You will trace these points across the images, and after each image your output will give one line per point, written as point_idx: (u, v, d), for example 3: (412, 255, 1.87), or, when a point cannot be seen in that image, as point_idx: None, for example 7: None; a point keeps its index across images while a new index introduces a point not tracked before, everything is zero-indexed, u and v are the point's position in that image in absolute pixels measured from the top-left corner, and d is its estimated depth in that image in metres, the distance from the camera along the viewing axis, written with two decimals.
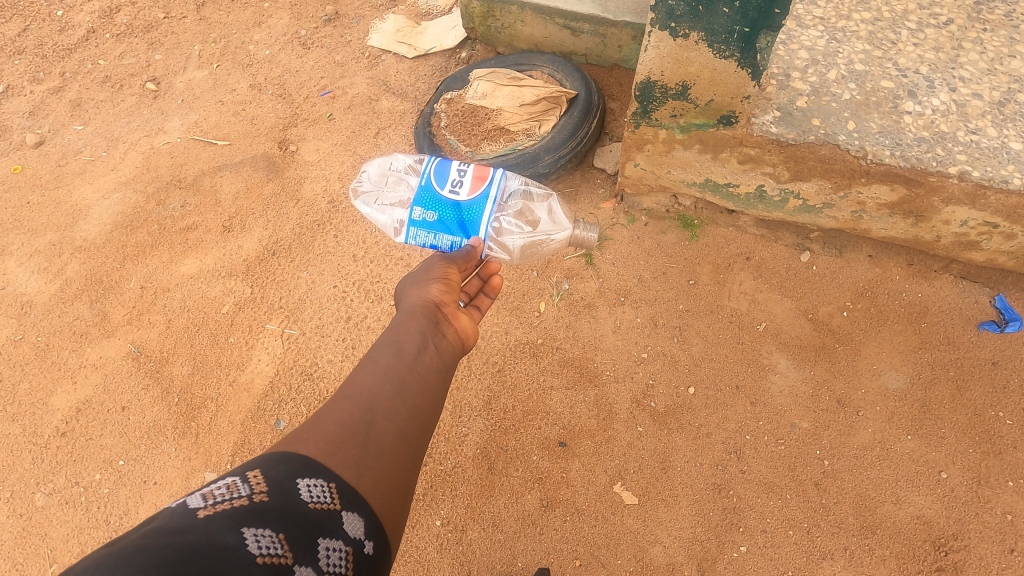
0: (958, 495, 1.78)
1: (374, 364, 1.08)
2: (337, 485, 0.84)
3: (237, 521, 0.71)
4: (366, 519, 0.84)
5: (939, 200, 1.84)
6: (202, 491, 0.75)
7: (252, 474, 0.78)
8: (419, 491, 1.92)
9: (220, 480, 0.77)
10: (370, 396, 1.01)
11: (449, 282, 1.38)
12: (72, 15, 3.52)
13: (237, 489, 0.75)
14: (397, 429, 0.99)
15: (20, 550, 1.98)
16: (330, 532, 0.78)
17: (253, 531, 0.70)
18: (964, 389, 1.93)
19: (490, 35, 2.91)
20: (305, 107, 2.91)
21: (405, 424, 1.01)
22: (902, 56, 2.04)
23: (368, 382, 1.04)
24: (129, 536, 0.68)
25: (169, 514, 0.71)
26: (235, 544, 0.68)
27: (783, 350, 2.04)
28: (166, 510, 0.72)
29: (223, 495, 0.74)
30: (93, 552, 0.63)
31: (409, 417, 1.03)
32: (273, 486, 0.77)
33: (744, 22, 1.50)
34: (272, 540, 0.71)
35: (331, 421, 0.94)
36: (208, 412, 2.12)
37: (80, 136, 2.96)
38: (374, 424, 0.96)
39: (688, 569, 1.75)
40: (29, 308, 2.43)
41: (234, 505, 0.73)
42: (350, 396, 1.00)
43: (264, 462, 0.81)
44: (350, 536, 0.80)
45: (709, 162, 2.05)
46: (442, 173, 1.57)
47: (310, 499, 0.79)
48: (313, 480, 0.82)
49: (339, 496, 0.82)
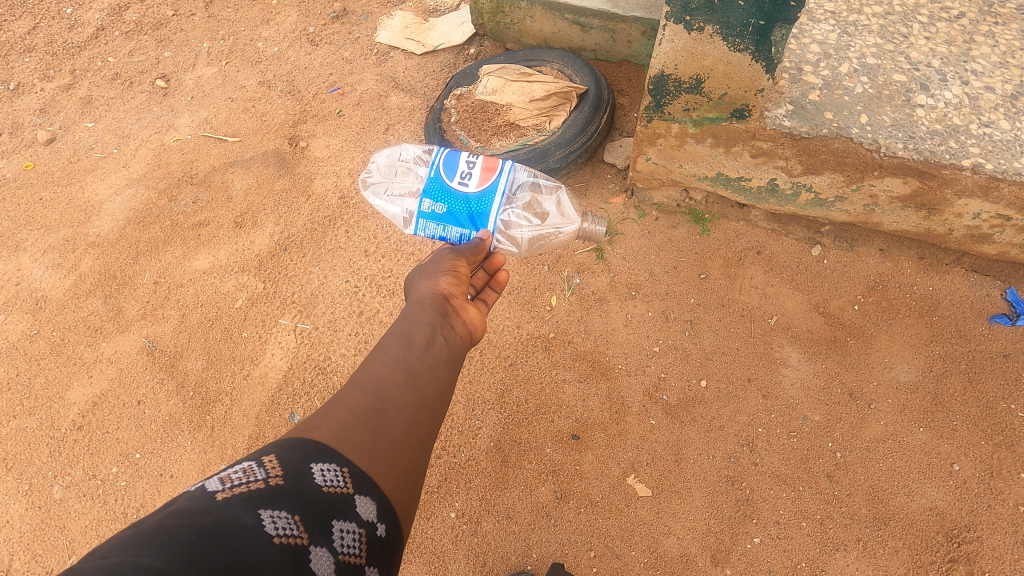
0: (970, 486, 1.79)
1: (384, 354, 1.07)
2: (350, 469, 0.84)
3: (254, 503, 0.72)
4: (378, 503, 0.85)
5: (951, 193, 1.84)
6: (221, 475, 0.76)
7: (267, 458, 0.79)
8: (432, 483, 1.93)
9: (237, 464, 0.79)
10: (382, 384, 1.01)
11: (459, 275, 1.37)
12: (81, 13, 3.53)
13: (254, 473, 0.76)
14: (407, 417, 0.99)
15: (39, 543, 1.99)
16: (343, 515, 0.79)
17: (270, 513, 0.72)
18: (975, 382, 1.93)
19: (499, 31, 2.92)
20: (315, 104, 2.92)
21: (416, 413, 1.01)
22: (914, 49, 2.05)
23: (379, 371, 1.03)
24: (152, 516, 0.69)
25: (188, 497, 0.72)
26: (253, 525, 0.69)
27: (795, 344, 2.05)
28: (186, 493, 0.73)
29: (240, 479, 0.75)
30: (118, 533, 0.65)
31: (419, 405, 1.02)
32: (288, 470, 0.78)
33: (759, 15, 1.51)
34: (288, 521, 0.72)
35: (343, 409, 0.93)
36: (222, 406, 2.14)
37: (91, 133, 2.98)
38: (385, 412, 0.96)
39: (702, 561, 1.76)
40: (43, 303, 2.44)
41: (251, 487, 0.74)
42: (361, 384, 0.99)
43: (279, 447, 0.82)
44: (363, 519, 0.81)
45: (721, 156, 2.05)
46: (451, 164, 1.58)
47: (323, 483, 0.79)
48: (327, 464, 0.82)
49: (352, 480, 0.83)
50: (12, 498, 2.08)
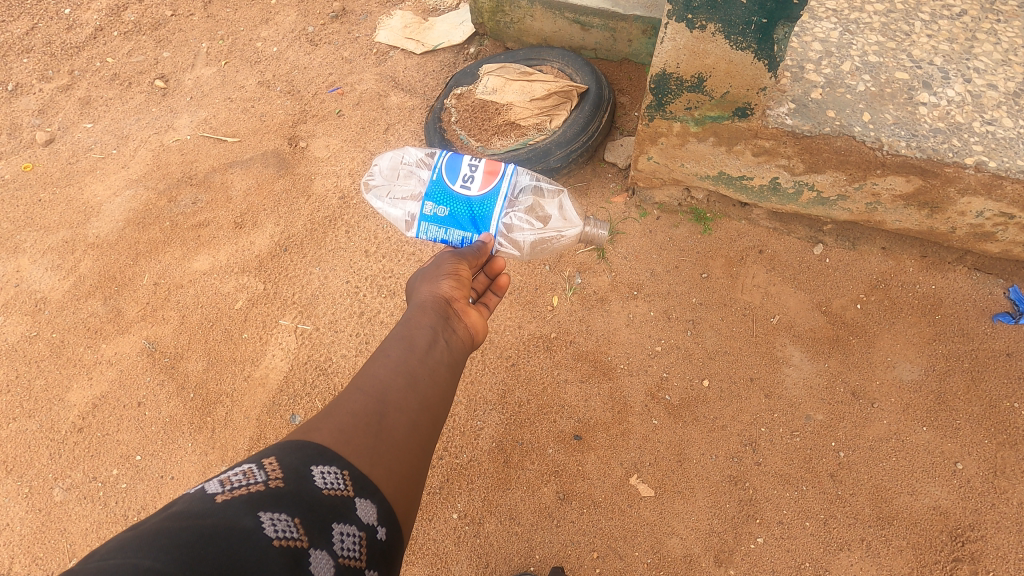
0: (974, 485, 1.78)
1: (385, 357, 1.06)
2: (350, 472, 0.83)
3: (254, 505, 0.71)
4: (378, 506, 0.84)
5: (955, 191, 1.84)
6: (220, 477, 0.75)
7: (267, 461, 0.78)
8: (434, 485, 1.92)
9: (237, 466, 0.78)
10: (383, 387, 1.00)
11: (460, 278, 1.36)
12: (80, 13, 3.52)
13: (254, 475, 0.75)
14: (408, 420, 0.98)
15: (40, 546, 1.98)
16: (343, 517, 0.78)
17: (270, 515, 0.71)
18: (979, 380, 1.93)
19: (499, 30, 2.92)
20: (314, 103, 2.91)
21: (417, 416, 1.00)
22: (916, 47, 2.04)
23: (380, 374, 1.02)
24: (152, 519, 0.69)
25: (188, 499, 0.71)
26: (253, 527, 0.68)
27: (797, 343, 2.04)
28: (185, 495, 0.73)
29: (241, 481, 0.74)
30: (117, 536, 0.64)
31: (420, 409, 1.01)
32: (289, 472, 0.77)
33: (761, 13, 1.51)
34: (288, 524, 0.71)
35: (344, 412, 0.92)
36: (223, 407, 2.13)
37: (90, 134, 2.97)
38: (386, 415, 0.95)
39: (705, 561, 1.75)
40: (43, 305, 2.43)
41: (251, 490, 0.73)
42: (363, 387, 0.98)
43: (279, 449, 0.81)
44: (363, 522, 0.80)
45: (723, 155, 2.04)
46: (454, 167, 1.58)
47: (323, 486, 0.78)
48: (328, 467, 0.81)
49: (352, 483, 0.82)
50: (12, 501, 2.07)
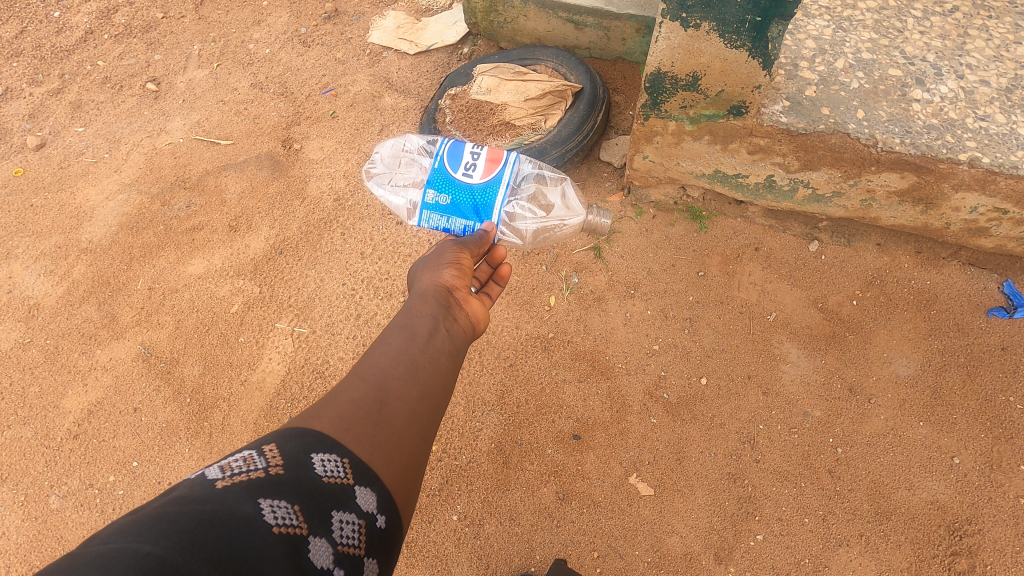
0: (971, 479, 1.79)
1: (386, 346, 1.06)
2: (350, 460, 0.83)
3: (253, 492, 0.71)
4: (378, 494, 0.83)
5: (949, 187, 1.85)
6: (221, 463, 0.75)
7: (267, 447, 0.78)
8: (434, 487, 1.92)
9: (237, 452, 0.77)
10: (384, 375, 1.00)
11: (462, 267, 1.35)
12: (70, 16, 3.50)
13: (254, 462, 0.75)
14: (409, 409, 0.97)
15: (36, 554, 1.97)
16: (343, 505, 0.77)
17: (270, 502, 0.70)
18: (974, 375, 1.94)
19: (492, 29, 2.91)
20: (308, 106, 2.90)
21: (417, 405, 0.99)
22: (909, 44, 2.05)
23: (381, 362, 1.02)
24: (153, 503, 0.68)
25: (188, 484, 0.71)
26: (253, 513, 0.68)
27: (794, 340, 2.05)
28: (186, 480, 0.72)
29: (240, 467, 0.74)
30: (118, 519, 0.64)
31: (420, 398, 1.00)
32: (288, 459, 0.77)
33: (756, 11, 1.51)
34: (288, 510, 0.71)
35: (345, 399, 0.92)
36: (220, 412, 2.12)
37: (81, 138, 2.95)
38: (387, 404, 0.95)
39: (705, 559, 1.75)
40: (37, 311, 2.42)
41: (251, 477, 0.73)
42: (363, 375, 0.98)
43: (280, 436, 0.81)
44: (363, 510, 0.79)
45: (719, 153, 2.04)
46: (456, 155, 1.57)
47: (323, 473, 0.78)
48: (327, 455, 0.81)
49: (352, 471, 0.82)
50: (8, 509, 2.05)
